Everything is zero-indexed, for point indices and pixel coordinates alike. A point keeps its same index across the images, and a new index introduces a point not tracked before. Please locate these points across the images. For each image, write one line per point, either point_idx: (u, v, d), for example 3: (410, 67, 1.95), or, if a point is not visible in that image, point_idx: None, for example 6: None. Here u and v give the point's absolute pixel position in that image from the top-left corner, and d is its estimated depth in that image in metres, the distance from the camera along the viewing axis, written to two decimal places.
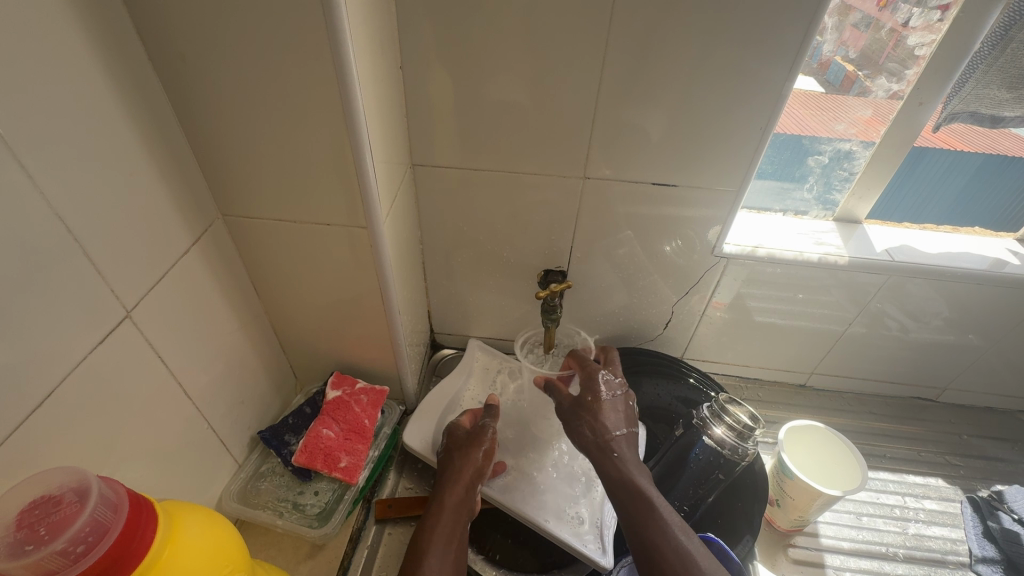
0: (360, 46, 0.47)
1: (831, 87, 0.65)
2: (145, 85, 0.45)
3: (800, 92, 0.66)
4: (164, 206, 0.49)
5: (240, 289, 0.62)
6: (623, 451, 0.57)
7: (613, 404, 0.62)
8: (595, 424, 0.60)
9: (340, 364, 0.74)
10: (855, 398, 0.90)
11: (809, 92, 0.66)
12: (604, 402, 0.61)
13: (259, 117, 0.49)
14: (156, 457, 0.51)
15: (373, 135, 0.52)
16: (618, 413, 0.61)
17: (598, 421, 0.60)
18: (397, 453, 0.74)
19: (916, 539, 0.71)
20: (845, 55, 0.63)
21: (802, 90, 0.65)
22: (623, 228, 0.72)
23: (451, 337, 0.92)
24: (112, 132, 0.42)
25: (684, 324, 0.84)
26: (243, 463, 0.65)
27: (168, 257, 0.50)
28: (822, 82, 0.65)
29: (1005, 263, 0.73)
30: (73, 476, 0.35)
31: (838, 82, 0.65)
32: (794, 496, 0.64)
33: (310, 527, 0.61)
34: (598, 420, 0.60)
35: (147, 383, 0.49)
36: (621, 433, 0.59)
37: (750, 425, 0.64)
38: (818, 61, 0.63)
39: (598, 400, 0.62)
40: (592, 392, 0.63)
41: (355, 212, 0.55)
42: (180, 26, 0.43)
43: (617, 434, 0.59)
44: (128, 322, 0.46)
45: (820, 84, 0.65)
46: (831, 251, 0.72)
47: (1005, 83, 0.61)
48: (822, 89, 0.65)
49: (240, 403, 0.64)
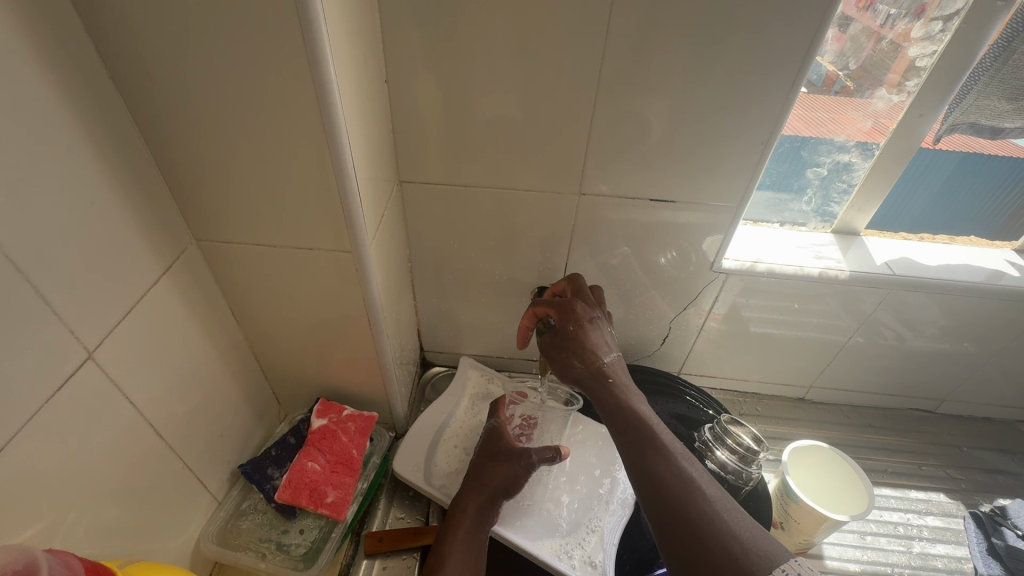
0: (342, 62, 0.44)
1: (812, 83, 0.62)
2: (107, 106, 0.42)
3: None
4: (132, 234, 0.45)
5: (216, 317, 0.58)
6: (617, 378, 0.56)
7: (599, 326, 0.59)
8: (586, 348, 0.57)
9: (326, 390, 0.70)
10: (853, 411, 0.89)
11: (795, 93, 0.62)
12: (591, 326, 0.59)
13: (233, 138, 0.45)
14: (125, 505, 0.47)
15: (356, 155, 0.49)
16: (607, 341, 0.58)
17: (589, 344, 0.57)
18: (386, 482, 0.71)
19: (921, 558, 0.69)
20: (825, 56, 0.60)
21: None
22: (619, 244, 0.70)
23: (442, 355, 0.89)
24: (71, 158, 0.39)
25: (682, 339, 0.82)
26: (222, 501, 0.61)
27: (136, 290, 0.46)
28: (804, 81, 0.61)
29: (1002, 275, 0.72)
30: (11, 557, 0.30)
31: (819, 82, 0.62)
32: (799, 520, 0.62)
33: (295, 569, 0.57)
34: (588, 348, 0.57)
35: (113, 425, 0.45)
36: (611, 360, 0.57)
37: (753, 448, 0.62)
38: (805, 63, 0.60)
39: (591, 323, 0.59)
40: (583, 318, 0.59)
41: (340, 235, 0.52)
42: (145, 43, 0.40)
43: (608, 363, 0.57)
44: (91, 364, 0.42)
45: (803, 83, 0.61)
46: (831, 266, 0.71)
47: (1005, 95, 0.61)
48: (806, 90, 0.62)
49: (219, 437, 0.60)
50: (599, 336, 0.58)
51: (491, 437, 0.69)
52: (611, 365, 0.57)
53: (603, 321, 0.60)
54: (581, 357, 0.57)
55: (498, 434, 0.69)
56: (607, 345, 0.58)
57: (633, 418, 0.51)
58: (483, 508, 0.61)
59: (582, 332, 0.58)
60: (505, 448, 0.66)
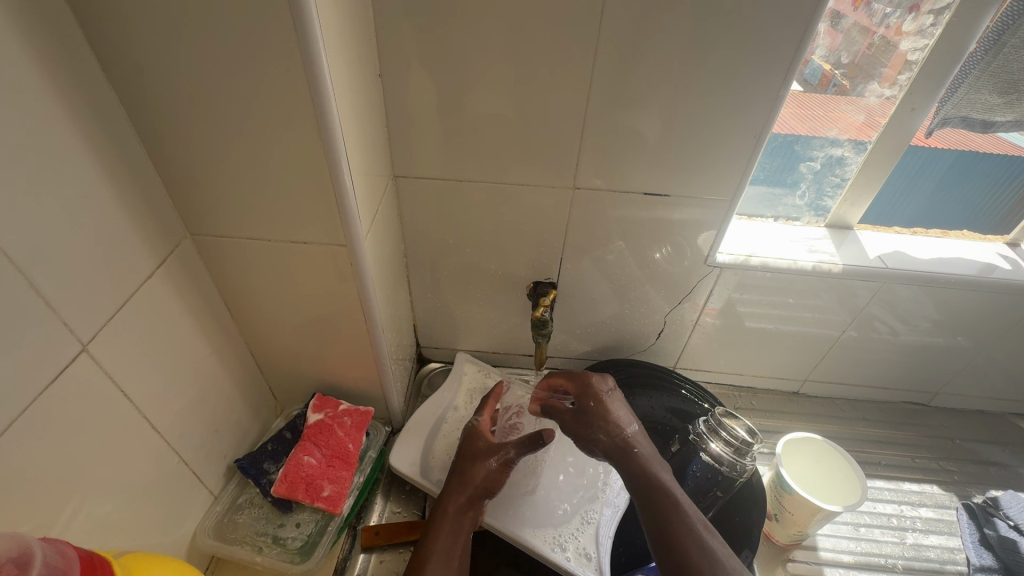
0: (334, 55, 0.44)
1: (807, 84, 0.63)
2: (99, 99, 0.42)
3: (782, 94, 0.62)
4: (126, 227, 0.45)
5: (212, 311, 0.58)
6: (642, 447, 0.63)
7: (614, 400, 0.67)
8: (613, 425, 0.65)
9: (322, 385, 0.71)
10: (848, 404, 0.90)
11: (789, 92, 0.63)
12: (609, 404, 0.67)
13: (226, 131, 0.45)
14: (120, 499, 0.48)
15: (350, 149, 0.49)
16: (625, 413, 0.67)
17: (614, 421, 0.65)
18: (382, 476, 0.71)
19: (915, 549, 0.69)
20: (820, 54, 0.61)
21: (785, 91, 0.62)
22: (614, 238, 0.70)
23: (438, 350, 0.89)
24: (63, 150, 0.38)
25: (677, 334, 0.83)
26: (219, 495, 0.61)
27: (130, 283, 0.46)
28: (799, 79, 0.62)
29: (994, 268, 0.72)
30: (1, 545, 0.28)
31: (815, 80, 0.63)
32: (793, 511, 0.63)
33: (291, 563, 0.58)
34: (611, 424, 0.65)
35: (108, 419, 0.45)
36: (634, 430, 0.65)
37: (747, 440, 0.62)
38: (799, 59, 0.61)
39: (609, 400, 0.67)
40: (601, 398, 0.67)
41: (334, 228, 0.52)
42: (136, 36, 0.40)
43: (633, 435, 0.64)
44: (85, 356, 0.42)
45: (798, 82, 0.62)
46: (825, 259, 0.71)
47: (997, 89, 0.60)
48: (800, 88, 0.63)
49: (214, 432, 0.60)
50: (620, 410, 0.66)
51: (473, 432, 0.69)
52: (634, 434, 0.64)
53: (615, 394, 0.68)
54: (611, 432, 0.64)
55: (479, 434, 0.69)
56: (628, 415, 0.66)
57: (657, 482, 0.58)
58: (463, 509, 0.61)
59: (607, 411, 0.66)
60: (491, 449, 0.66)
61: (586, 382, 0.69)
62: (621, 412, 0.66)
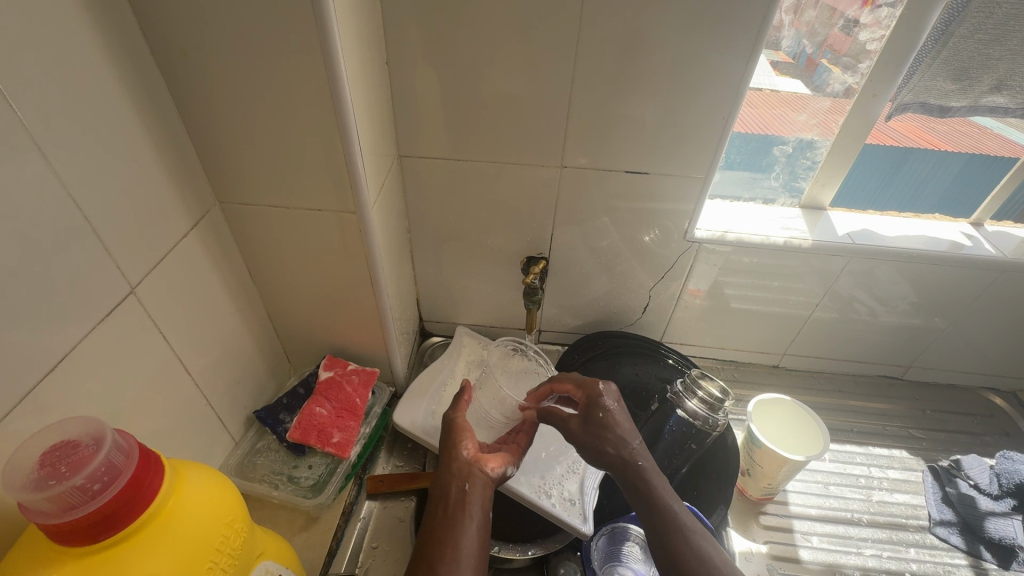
0: (348, 41, 0.50)
1: (816, 87, 0.70)
2: (146, 77, 0.48)
3: (786, 95, 0.71)
4: (164, 190, 0.52)
5: (235, 274, 0.65)
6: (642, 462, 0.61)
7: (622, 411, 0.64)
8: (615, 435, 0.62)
9: (332, 349, 0.77)
10: (827, 378, 0.95)
11: (798, 95, 0.71)
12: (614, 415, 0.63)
13: (252, 106, 0.52)
14: (156, 430, 0.54)
15: (361, 125, 0.55)
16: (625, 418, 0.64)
17: (615, 430, 0.62)
18: (386, 434, 0.77)
19: (879, 505, 0.75)
20: (831, 58, 0.68)
21: (788, 92, 0.71)
22: (600, 215, 0.76)
23: (440, 324, 0.95)
24: (115, 119, 0.45)
25: (663, 308, 0.88)
26: (239, 440, 0.68)
27: (168, 239, 0.53)
28: (810, 85, 0.70)
29: (961, 246, 0.77)
30: (89, 425, 0.37)
31: (824, 84, 0.70)
32: (763, 465, 0.68)
33: (305, 497, 0.64)
34: (618, 437, 0.62)
35: (148, 357, 0.52)
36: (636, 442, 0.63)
37: (721, 398, 0.68)
38: (805, 64, 0.68)
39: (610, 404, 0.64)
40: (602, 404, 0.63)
41: (344, 197, 0.58)
42: (178, 21, 0.46)
43: (636, 448, 0.62)
44: (131, 298, 0.49)
45: (807, 87, 0.70)
46: (796, 235, 0.77)
47: (950, 76, 0.65)
48: (811, 92, 0.71)
49: (236, 383, 0.67)
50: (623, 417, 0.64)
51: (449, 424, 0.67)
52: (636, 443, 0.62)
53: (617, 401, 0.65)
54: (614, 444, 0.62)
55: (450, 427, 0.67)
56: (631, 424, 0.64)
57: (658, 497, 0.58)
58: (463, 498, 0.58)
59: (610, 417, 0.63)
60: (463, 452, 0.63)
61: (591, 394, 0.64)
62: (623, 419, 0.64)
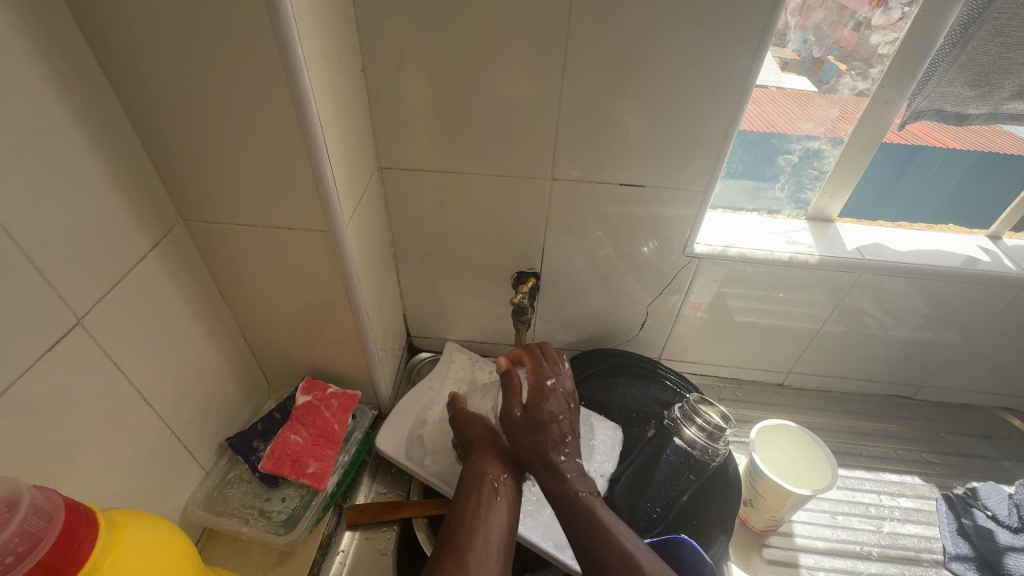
0: (313, 50, 0.46)
1: (824, 85, 0.66)
2: (95, 91, 0.45)
3: (794, 93, 0.66)
4: (118, 212, 0.48)
5: (204, 295, 0.61)
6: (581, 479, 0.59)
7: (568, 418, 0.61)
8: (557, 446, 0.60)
9: (313, 369, 0.73)
10: (834, 397, 0.90)
11: (804, 91, 0.66)
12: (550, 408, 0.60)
13: (212, 120, 0.48)
14: (114, 466, 0.51)
15: (331, 140, 0.51)
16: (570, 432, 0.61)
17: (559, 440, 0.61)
18: (370, 458, 0.74)
19: (890, 537, 0.71)
20: (837, 55, 0.64)
21: (794, 90, 0.66)
22: (594, 229, 0.72)
23: (428, 340, 0.92)
24: (59, 136, 0.42)
25: (661, 325, 0.84)
26: (210, 470, 0.64)
27: (123, 263, 0.49)
28: (815, 81, 0.66)
29: (977, 261, 0.73)
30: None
31: (830, 80, 0.65)
32: (766, 496, 0.64)
33: (276, 534, 0.60)
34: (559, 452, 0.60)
35: (102, 390, 0.48)
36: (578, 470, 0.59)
37: (721, 425, 0.63)
38: (811, 59, 0.65)
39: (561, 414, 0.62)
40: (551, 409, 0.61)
41: (317, 215, 0.55)
42: (127, 31, 0.43)
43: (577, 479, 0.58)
44: (80, 329, 0.45)
45: (812, 83, 0.66)
46: (802, 250, 0.72)
47: (969, 82, 0.60)
48: (814, 88, 0.66)
49: (206, 410, 0.63)
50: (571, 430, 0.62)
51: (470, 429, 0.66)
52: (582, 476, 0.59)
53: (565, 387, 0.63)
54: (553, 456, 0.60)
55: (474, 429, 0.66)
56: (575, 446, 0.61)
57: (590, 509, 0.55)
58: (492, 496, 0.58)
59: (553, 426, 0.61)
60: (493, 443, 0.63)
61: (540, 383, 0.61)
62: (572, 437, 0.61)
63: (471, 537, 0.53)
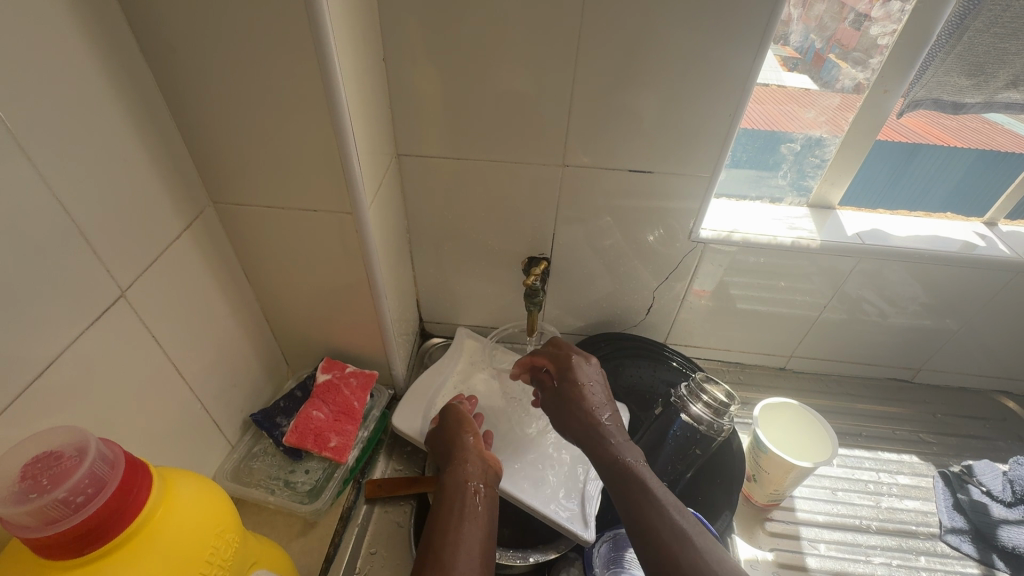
0: (342, 39, 0.49)
1: (825, 83, 0.68)
2: (136, 77, 0.47)
3: (794, 91, 0.69)
4: (155, 193, 0.51)
5: (231, 276, 0.64)
6: (614, 436, 0.59)
7: (594, 386, 0.65)
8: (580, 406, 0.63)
9: (331, 351, 0.76)
10: (834, 380, 0.93)
11: (805, 90, 0.69)
12: (584, 386, 0.64)
13: (244, 106, 0.51)
14: (151, 436, 0.53)
15: (357, 126, 0.54)
16: (598, 394, 0.64)
17: (582, 401, 0.63)
18: (386, 437, 0.76)
19: (888, 512, 0.73)
20: (838, 54, 0.66)
21: (795, 88, 0.68)
22: (604, 216, 0.75)
23: (440, 325, 0.94)
24: (104, 118, 0.44)
25: (667, 310, 0.87)
26: (236, 444, 0.67)
27: (160, 242, 0.52)
28: (817, 80, 0.68)
29: (974, 246, 0.75)
30: (73, 435, 0.36)
31: (832, 82, 0.68)
32: (770, 471, 0.66)
33: (301, 503, 0.63)
34: (584, 407, 0.62)
35: (141, 362, 0.51)
36: (607, 418, 0.61)
37: (726, 402, 0.66)
38: (813, 59, 0.67)
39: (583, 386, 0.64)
40: (573, 379, 0.65)
41: (341, 198, 0.57)
42: (168, 20, 0.45)
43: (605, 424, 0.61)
44: (122, 302, 0.48)
45: (814, 83, 0.68)
46: (804, 236, 0.75)
47: (965, 71, 0.63)
48: (817, 88, 0.69)
49: (232, 386, 0.66)
50: (605, 403, 0.64)
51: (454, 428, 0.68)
52: (609, 424, 0.61)
53: (597, 376, 0.66)
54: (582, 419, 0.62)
55: (465, 431, 0.67)
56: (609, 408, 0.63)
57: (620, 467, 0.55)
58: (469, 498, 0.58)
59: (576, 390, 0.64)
60: (469, 448, 0.65)
61: (565, 363, 0.67)
62: (608, 411, 0.62)
63: (443, 533, 0.52)
